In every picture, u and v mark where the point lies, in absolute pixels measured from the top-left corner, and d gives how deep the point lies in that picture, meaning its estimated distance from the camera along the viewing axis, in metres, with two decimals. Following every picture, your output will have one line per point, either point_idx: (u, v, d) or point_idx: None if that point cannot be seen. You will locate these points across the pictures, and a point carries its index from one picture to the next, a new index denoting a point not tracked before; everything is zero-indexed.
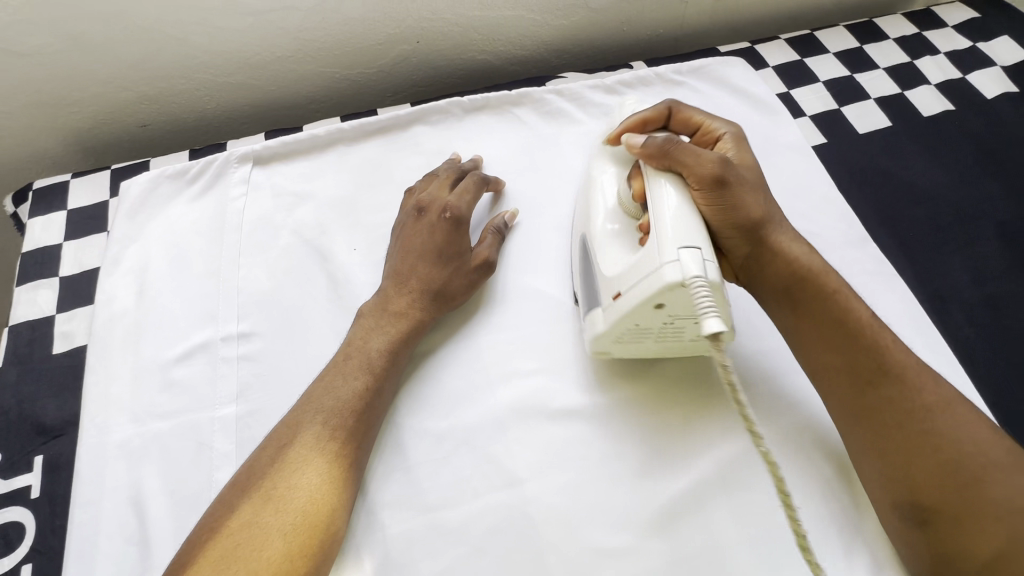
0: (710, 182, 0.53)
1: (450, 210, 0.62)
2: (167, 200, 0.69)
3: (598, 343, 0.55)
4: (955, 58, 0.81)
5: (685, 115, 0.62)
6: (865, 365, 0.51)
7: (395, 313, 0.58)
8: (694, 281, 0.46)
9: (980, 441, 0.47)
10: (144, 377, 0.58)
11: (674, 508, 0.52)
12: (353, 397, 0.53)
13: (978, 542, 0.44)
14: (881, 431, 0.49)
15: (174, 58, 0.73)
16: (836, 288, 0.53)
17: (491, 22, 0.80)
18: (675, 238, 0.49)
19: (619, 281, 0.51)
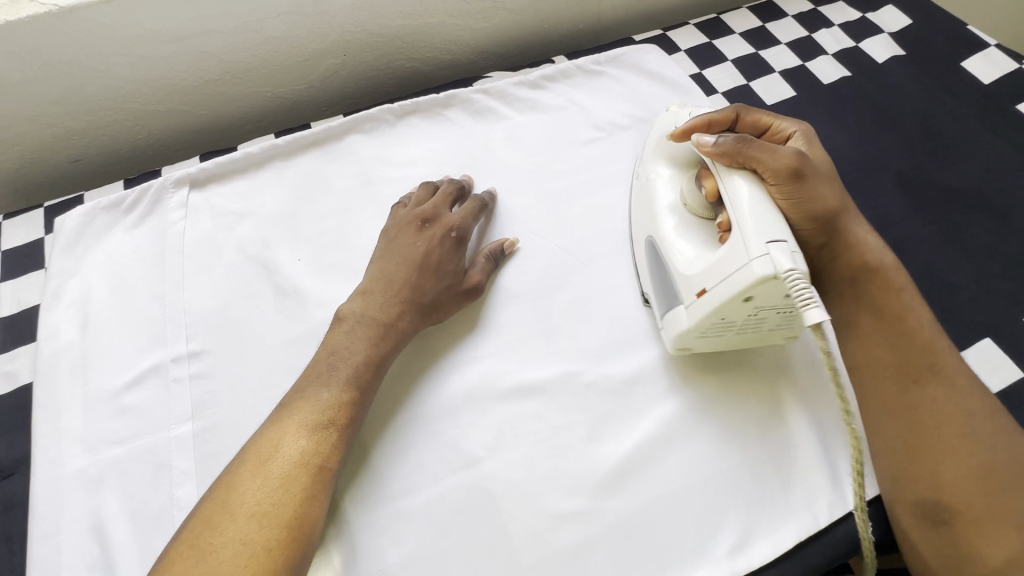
0: (786, 175, 0.55)
1: (456, 229, 0.64)
2: (104, 231, 0.69)
3: (682, 339, 0.56)
4: (847, 28, 0.87)
5: (755, 116, 0.63)
6: (916, 363, 0.54)
7: (378, 325, 0.58)
8: (787, 274, 0.48)
9: (1014, 449, 0.50)
10: (95, 407, 0.58)
11: (625, 467, 0.55)
12: (333, 407, 0.53)
13: (990, 548, 0.48)
14: (920, 425, 0.52)
15: (99, 90, 0.73)
16: (899, 289, 0.56)
17: (415, 31, 0.83)
18: (760, 234, 0.50)
19: (704, 279, 0.53)
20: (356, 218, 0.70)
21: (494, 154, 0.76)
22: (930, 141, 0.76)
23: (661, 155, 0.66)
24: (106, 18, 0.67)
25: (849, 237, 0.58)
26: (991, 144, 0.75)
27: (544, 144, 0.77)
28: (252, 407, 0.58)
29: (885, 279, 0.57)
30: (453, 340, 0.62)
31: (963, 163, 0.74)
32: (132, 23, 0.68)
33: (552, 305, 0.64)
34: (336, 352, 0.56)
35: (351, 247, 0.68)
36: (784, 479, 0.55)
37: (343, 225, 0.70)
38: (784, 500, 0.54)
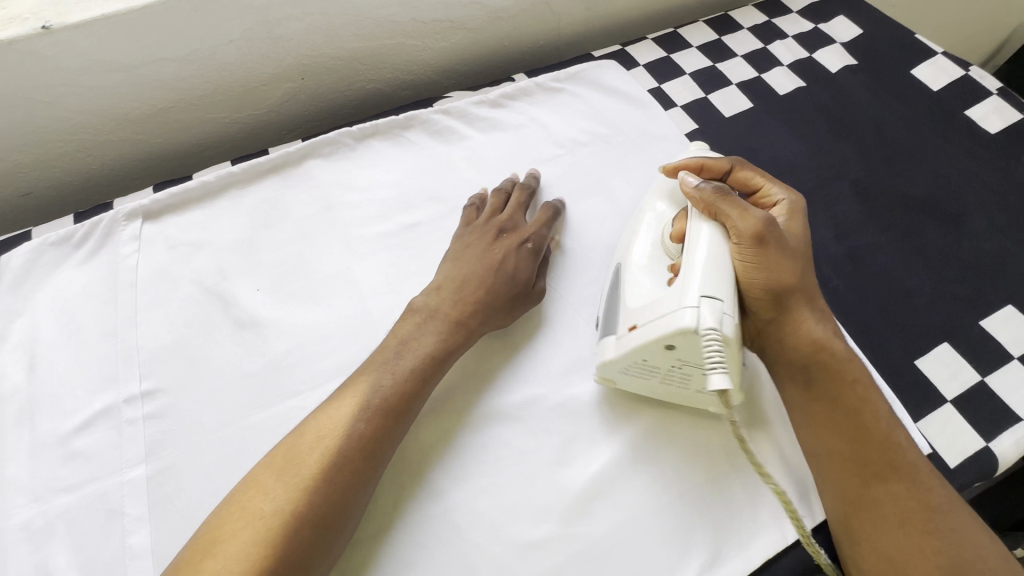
0: (749, 240, 0.54)
1: (532, 241, 0.66)
2: (52, 268, 0.67)
3: (605, 369, 0.57)
4: (801, 39, 0.89)
5: (749, 173, 0.63)
6: (876, 457, 0.51)
7: (448, 322, 0.59)
8: (707, 332, 0.49)
9: (976, 547, 0.48)
10: (43, 453, 0.56)
11: (592, 490, 0.54)
12: (388, 395, 0.54)
13: None
14: (885, 524, 0.49)
15: (46, 124, 0.71)
16: (853, 380, 0.53)
17: (373, 52, 0.82)
18: (700, 286, 0.50)
19: (636, 315, 0.53)
20: (316, 244, 0.69)
21: (456, 175, 0.75)
22: (884, 149, 0.77)
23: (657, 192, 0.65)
24: (49, 50, 0.64)
25: (799, 318, 0.54)
26: (941, 150, 0.77)
27: (506, 163, 0.76)
28: (209, 445, 0.57)
29: (838, 369, 0.54)
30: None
31: (916, 169, 0.75)
32: (78, 53, 0.66)
33: (516, 326, 0.64)
34: (400, 341, 0.58)
35: (311, 274, 0.67)
36: (752, 494, 0.55)
37: (303, 252, 0.69)
38: (752, 518, 0.54)
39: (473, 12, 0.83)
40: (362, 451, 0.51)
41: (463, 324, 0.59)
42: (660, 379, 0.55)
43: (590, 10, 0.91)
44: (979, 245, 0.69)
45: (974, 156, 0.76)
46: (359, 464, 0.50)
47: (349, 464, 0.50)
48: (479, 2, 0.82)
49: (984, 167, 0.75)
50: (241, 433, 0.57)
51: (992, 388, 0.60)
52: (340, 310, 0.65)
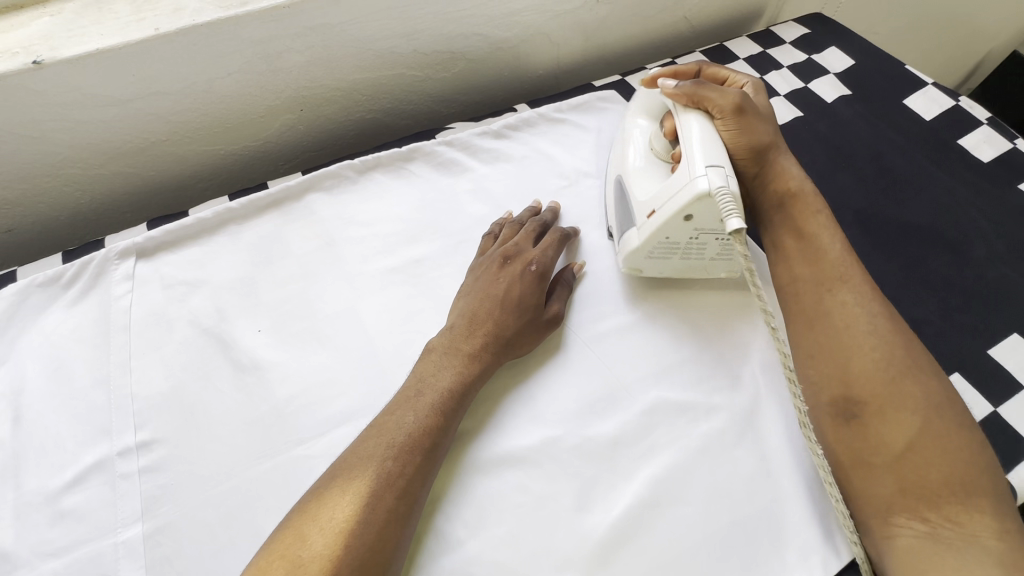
0: (731, 114, 0.63)
1: (535, 263, 0.64)
2: (39, 311, 0.63)
3: (632, 259, 0.64)
4: (796, 70, 0.91)
5: (714, 69, 0.73)
6: (828, 274, 0.59)
7: (464, 355, 0.58)
8: (720, 191, 0.54)
9: (909, 344, 0.55)
10: (30, 513, 0.53)
11: (616, 534, 0.53)
12: (418, 433, 0.52)
13: (895, 434, 0.51)
14: (831, 328, 0.56)
15: (35, 159, 0.68)
16: (816, 212, 0.63)
17: (374, 82, 0.81)
18: (703, 159, 0.56)
19: (653, 202, 0.60)
20: (319, 283, 0.67)
21: (461, 208, 0.74)
22: (883, 178, 0.79)
23: (640, 110, 0.72)
24: (39, 84, 0.62)
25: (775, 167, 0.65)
26: (939, 179, 0.78)
27: (511, 195, 0.76)
28: (210, 500, 0.54)
29: (803, 205, 0.63)
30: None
31: (915, 198, 0.77)
32: (70, 88, 0.63)
33: (528, 364, 0.62)
34: (422, 380, 0.56)
35: (314, 314, 0.65)
36: (777, 538, 0.54)
37: (306, 291, 0.67)
38: (778, 562, 0.53)
39: (474, 43, 0.83)
40: (399, 491, 0.49)
41: (473, 355, 0.58)
42: (681, 254, 0.63)
43: (588, 41, 0.92)
44: (982, 273, 0.70)
45: (970, 185, 0.77)
46: (399, 504, 0.48)
47: (391, 501, 0.48)
48: (480, 34, 0.82)
49: (979, 196, 0.76)
50: (244, 485, 0.54)
51: (1005, 418, 0.61)
52: (346, 350, 0.63)
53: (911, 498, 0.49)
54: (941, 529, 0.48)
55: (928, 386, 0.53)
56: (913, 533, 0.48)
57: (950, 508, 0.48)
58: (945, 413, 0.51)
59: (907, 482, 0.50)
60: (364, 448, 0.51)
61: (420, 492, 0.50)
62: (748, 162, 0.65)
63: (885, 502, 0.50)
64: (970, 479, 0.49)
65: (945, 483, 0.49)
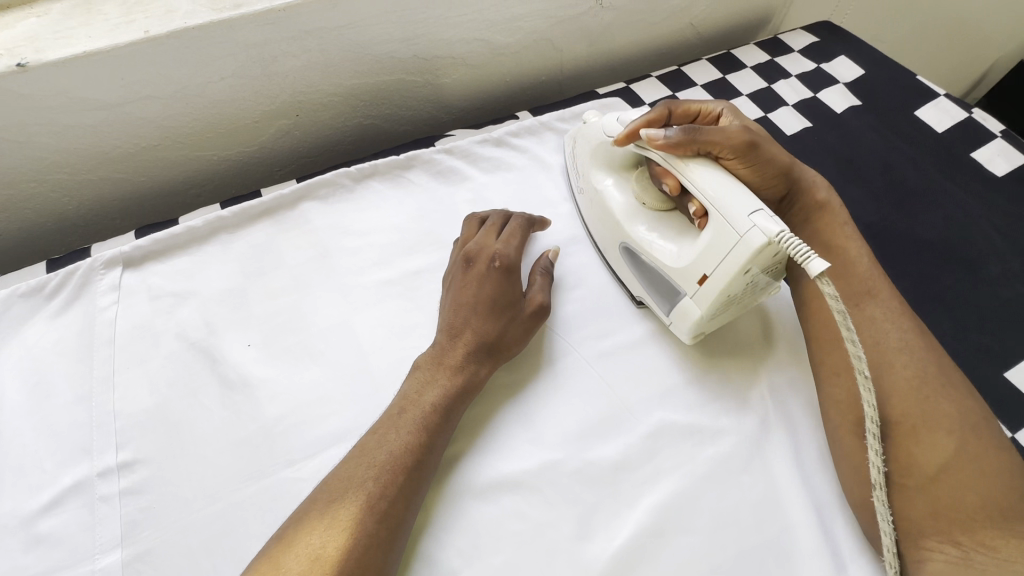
0: (742, 150, 0.59)
1: (499, 258, 0.61)
2: (21, 322, 0.61)
3: (693, 329, 0.58)
4: (805, 79, 0.89)
5: (682, 108, 0.64)
6: (855, 287, 0.57)
7: (448, 369, 0.56)
8: (780, 236, 0.48)
9: (942, 362, 0.52)
10: (3, 538, 0.50)
11: (618, 566, 0.50)
12: (401, 451, 0.50)
13: (928, 456, 0.49)
14: (861, 345, 0.54)
15: (19, 164, 0.66)
16: (843, 225, 0.61)
17: (372, 87, 0.79)
18: (743, 205, 0.51)
19: (700, 266, 0.54)
20: (311, 295, 0.65)
21: (459, 219, 0.72)
22: (895, 191, 0.76)
23: (602, 166, 0.68)
24: (24, 87, 0.59)
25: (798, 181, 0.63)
26: (952, 193, 0.76)
27: (512, 206, 0.74)
28: (193, 525, 0.51)
29: (828, 217, 0.61)
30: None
31: (928, 213, 0.74)
32: (57, 92, 0.61)
33: (528, 382, 0.60)
34: (406, 397, 0.54)
35: (307, 328, 0.63)
36: (786, 570, 0.51)
37: (298, 303, 0.64)
38: None
39: (475, 49, 0.81)
40: (379, 514, 0.46)
41: (454, 364, 0.56)
42: (740, 305, 0.57)
43: (592, 47, 0.90)
44: (997, 292, 0.68)
45: (983, 199, 0.75)
46: (379, 527, 0.46)
47: (370, 525, 0.46)
48: (481, 39, 0.80)
49: (994, 211, 0.74)
50: (229, 509, 0.52)
51: (1022, 445, 0.58)
52: (339, 367, 0.60)
53: (943, 520, 0.47)
54: (974, 554, 0.45)
55: (961, 405, 0.50)
56: (946, 558, 0.46)
57: (983, 532, 0.46)
58: (980, 434, 0.49)
59: (939, 504, 0.47)
60: (349, 467, 0.49)
61: (402, 514, 0.48)
62: (772, 188, 0.63)
63: (915, 524, 0.48)
64: (1007, 504, 0.46)
65: (978, 507, 0.46)
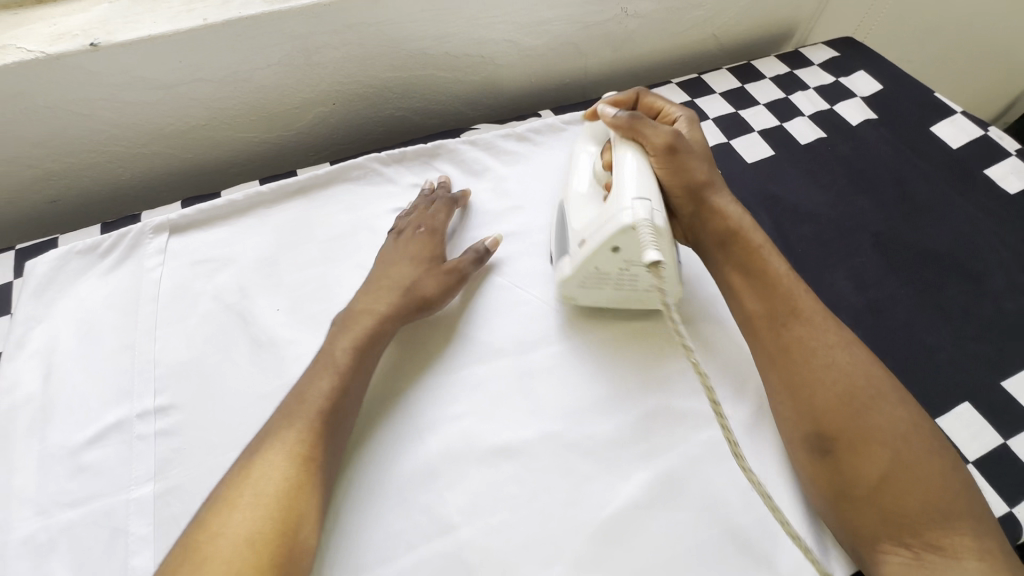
0: (664, 152, 0.63)
1: (425, 226, 0.69)
2: (76, 277, 0.67)
3: (566, 287, 0.64)
4: (823, 91, 0.91)
5: (649, 101, 0.73)
6: (780, 308, 0.59)
7: (368, 316, 0.61)
8: (642, 223, 0.55)
9: (870, 373, 0.54)
10: (50, 465, 0.55)
11: (606, 530, 0.53)
12: (322, 400, 0.54)
13: (868, 466, 0.50)
14: (790, 368, 0.56)
15: (83, 136, 0.73)
16: (758, 246, 0.62)
17: (406, 81, 0.85)
18: (632, 190, 0.58)
19: (584, 232, 0.61)
20: (338, 268, 0.70)
21: (479, 206, 0.76)
22: (904, 203, 0.78)
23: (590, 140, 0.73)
24: (95, 65, 0.66)
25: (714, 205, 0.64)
26: (961, 206, 0.77)
27: (529, 197, 0.77)
28: (219, 466, 0.56)
29: (746, 241, 0.62)
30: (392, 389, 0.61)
31: (936, 225, 0.76)
32: (122, 70, 0.67)
33: (534, 360, 0.64)
34: (321, 354, 0.58)
35: (332, 298, 0.68)
36: (770, 551, 0.53)
37: (326, 275, 0.69)
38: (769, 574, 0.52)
39: (504, 49, 0.86)
40: (299, 456, 0.50)
41: (358, 313, 0.61)
42: (614, 285, 0.62)
43: (617, 53, 0.94)
44: (1000, 304, 0.69)
45: (993, 215, 0.77)
46: (299, 465, 0.50)
47: (296, 468, 0.49)
48: (511, 40, 0.85)
49: (1002, 226, 0.75)
50: None
51: (1014, 452, 0.60)
52: None
53: (893, 527, 0.49)
54: (925, 555, 0.47)
55: (893, 412, 0.52)
56: (901, 561, 0.48)
57: (932, 533, 0.47)
58: (914, 439, 0.51)
59: (888, 511, 0.49)
60: (278, 417, 0.53)
61: (322, 455, 0.52)
62: (684, 206, 0.65)
63: (870, 533, 0.50)
64: (946, 502, 0.48)
65: (921, 510, 0.48)
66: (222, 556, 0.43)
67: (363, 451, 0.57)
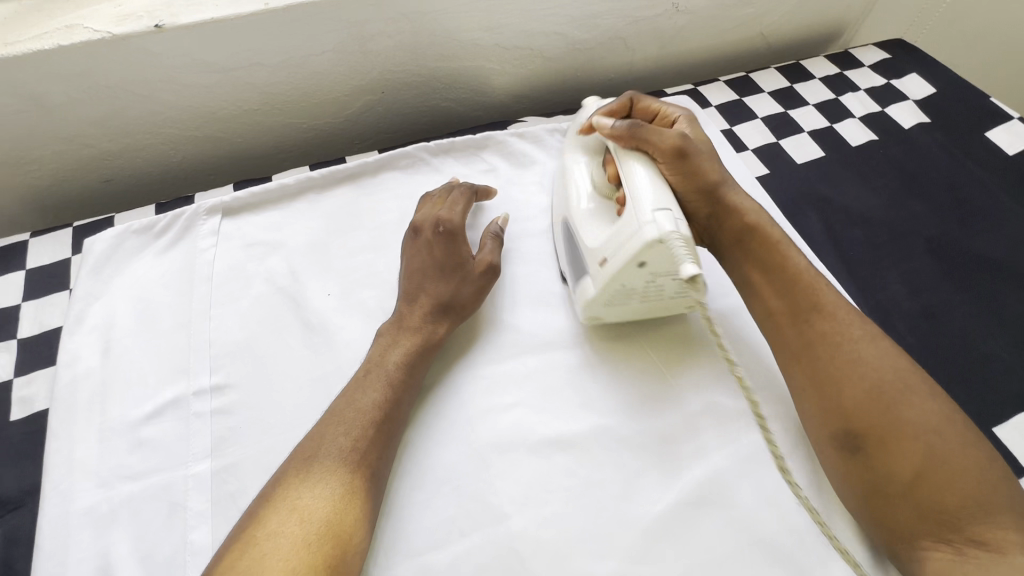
0: (673, 156, 0.61)
1: (443, 225, 0.64)
2: (133, 255, 0.68)
3: (592, 309, 0.61)
4: (874, 93, 0.90)
5: (644, 104, 0.68)
6: (803, 307, 0.58)
7: (410, 329, 0.60)
8: (670, 237, 0.52)
9: (897, 368, 0.52)
10: (110, 438, 0.56)
11: (658, 525, 0.53)
12: (371, 408, 0.54)
13: (901, 462, 0.49)
14: (818, 363, 0.55)
15: (140, 117, 0.74)
16: (779, 241, 0.61)
17: (454, 72, 0.85)
18: (650, 203, 0.54)
19: (603, 249, 0.57)
20: (388, 255, 0.70)
21: (526, 199, 0.76)
22: (959, 209, 0.77)
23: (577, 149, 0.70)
24: (157, 47, 0.67)
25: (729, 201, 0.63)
26: (1018, 214, 0.76)
27: None
28: (273, 446, 0.56)
29: (765, 234, 0.61)
30: (444, 370, 0.62)
31: (992, 232, 0.74)
32: (182, 53, 0.68)
33: (585, 353, 0.64)
34: (369, 361, 0.58)
35: (382, 285, 0.68)
36: (824, 553, 0.53)
37: (376, 262, 0.70)
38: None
39: (553, 42, 0.85)
40: (354, 464, 0.50)
41: (407, 324, 0.60)
42: (641, 298, 0.59)
43: (664, 49, 0.93)
44: None
45: None
46: (353, 477, 0.50)
47: (347, 477, 0.49)
48: (561, 33, 0.84)
49: None
50: None
51: None
52: None
53: (932, 523, 0.47)
54: (967, 550, 0.45)
55: (924, 407, 0.50)
56: (942, 557, 0.46)
57: (971, 528, 0.46)
58: (947, 431, 0.49)
59: (926, 507, 0.47)
60: (326, 427, 0.52)
61: (376, 463, 0.52)
62: (697, 206, 0.64)
63: (908, 530, 0.48)
64: (987, 496, 0.46)
65: (959, 503, 0.46)
66: (280, 563, 0.42)
67: (415, 435, 0.58)
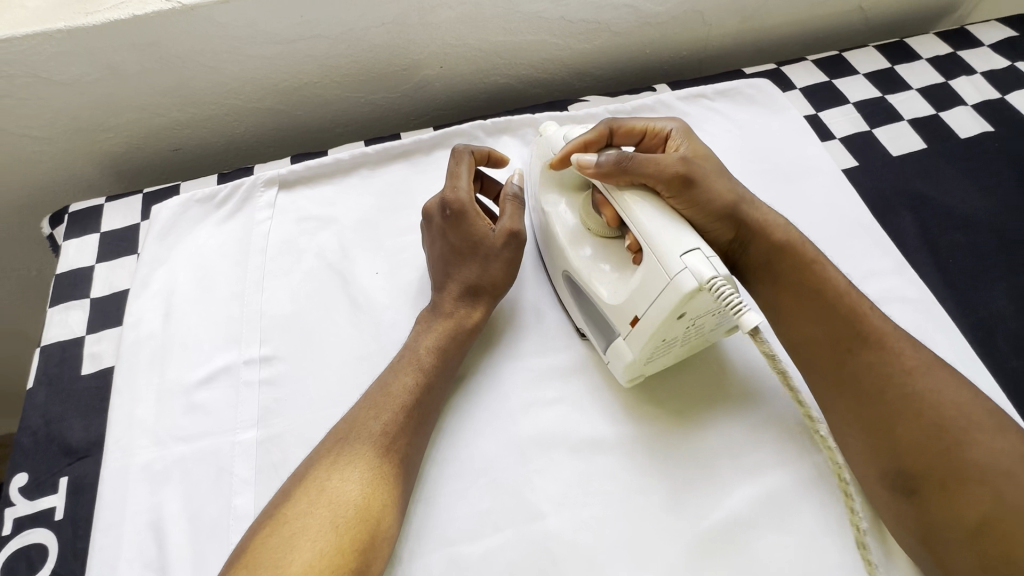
0: (678, 186, 0.54)
1: (449, 206, 0.60)
2: (193, 224, 0.70)
3: (630, 371, 0.54)
4: (993, 78, 0.78)
5: (625, 125, 0.59)
6: (843, 332, 0.51)
7: (441, 316, 0.59)
8: (712, 281, 0.46)
9: (958, 401, 0.47)
10: (167, 399, 0.59)
11: (704, 542, 0.50)
12: (402, 393, 0.53)
13: (964, 507, 0.44)
14: (858, 395, 0.50)
15: (207, 88, 0.75)
16: (813, 262, 0.54)
17: (515, 46, 0.81)
18: (676, 246, 0.48)
19: (634, 307, 0.51)
20: None
21: None
22: None
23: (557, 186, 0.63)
24: (223, 17, 0.67)
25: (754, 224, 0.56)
26: None
27: None
28: (315, 420, 0.57)
29: (799, 257, 0.54)
30: (483, 359, 0.60)
31: None
32: (247, 24, 0.68)
33: None
34: (404, 346, 0.57)
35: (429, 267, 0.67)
36: None
37: None
38: None
39: (623, 15, 0.80)
40: (384, 448, 0.50)
41: (440, 310, 0.59)
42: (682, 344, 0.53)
43: (745, 23, 0.85)
44: None
45: None
46: (384, 462, 0.49)
47: (377, 461, 0.49)
48: (631, 5, 0.79)
49: None
50: None
51: None
52: None
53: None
54: None
55: (991, 446, 0.45)
56: None
57: None
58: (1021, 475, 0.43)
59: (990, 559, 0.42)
60: (363, 411, 0.52)
61: (407, 449, 0.51)
62: (718, 229, 0.56)
63: None
64: None
65: None
66: (309, 545, 0.43)
67: (450, 422, 0.56)
